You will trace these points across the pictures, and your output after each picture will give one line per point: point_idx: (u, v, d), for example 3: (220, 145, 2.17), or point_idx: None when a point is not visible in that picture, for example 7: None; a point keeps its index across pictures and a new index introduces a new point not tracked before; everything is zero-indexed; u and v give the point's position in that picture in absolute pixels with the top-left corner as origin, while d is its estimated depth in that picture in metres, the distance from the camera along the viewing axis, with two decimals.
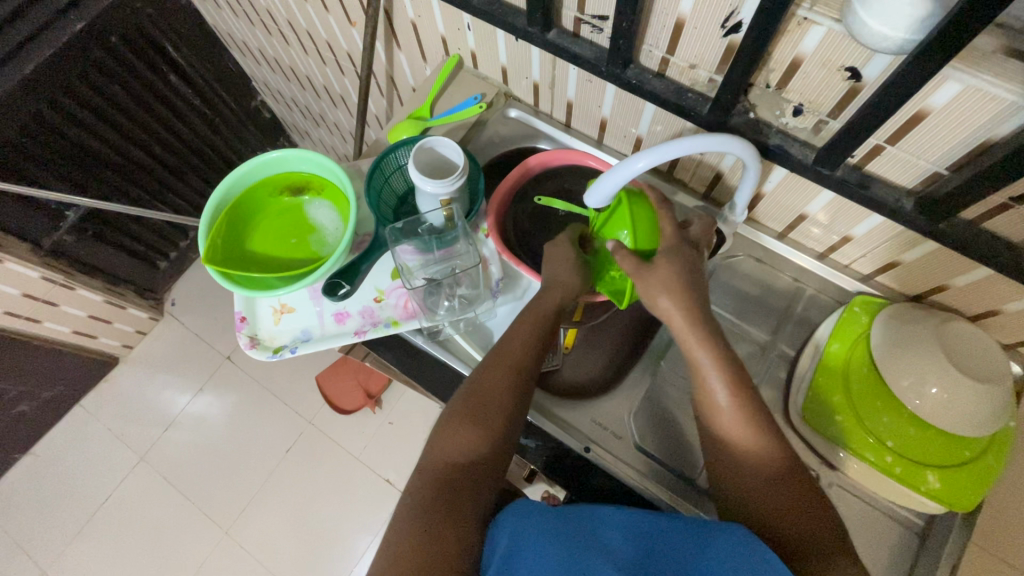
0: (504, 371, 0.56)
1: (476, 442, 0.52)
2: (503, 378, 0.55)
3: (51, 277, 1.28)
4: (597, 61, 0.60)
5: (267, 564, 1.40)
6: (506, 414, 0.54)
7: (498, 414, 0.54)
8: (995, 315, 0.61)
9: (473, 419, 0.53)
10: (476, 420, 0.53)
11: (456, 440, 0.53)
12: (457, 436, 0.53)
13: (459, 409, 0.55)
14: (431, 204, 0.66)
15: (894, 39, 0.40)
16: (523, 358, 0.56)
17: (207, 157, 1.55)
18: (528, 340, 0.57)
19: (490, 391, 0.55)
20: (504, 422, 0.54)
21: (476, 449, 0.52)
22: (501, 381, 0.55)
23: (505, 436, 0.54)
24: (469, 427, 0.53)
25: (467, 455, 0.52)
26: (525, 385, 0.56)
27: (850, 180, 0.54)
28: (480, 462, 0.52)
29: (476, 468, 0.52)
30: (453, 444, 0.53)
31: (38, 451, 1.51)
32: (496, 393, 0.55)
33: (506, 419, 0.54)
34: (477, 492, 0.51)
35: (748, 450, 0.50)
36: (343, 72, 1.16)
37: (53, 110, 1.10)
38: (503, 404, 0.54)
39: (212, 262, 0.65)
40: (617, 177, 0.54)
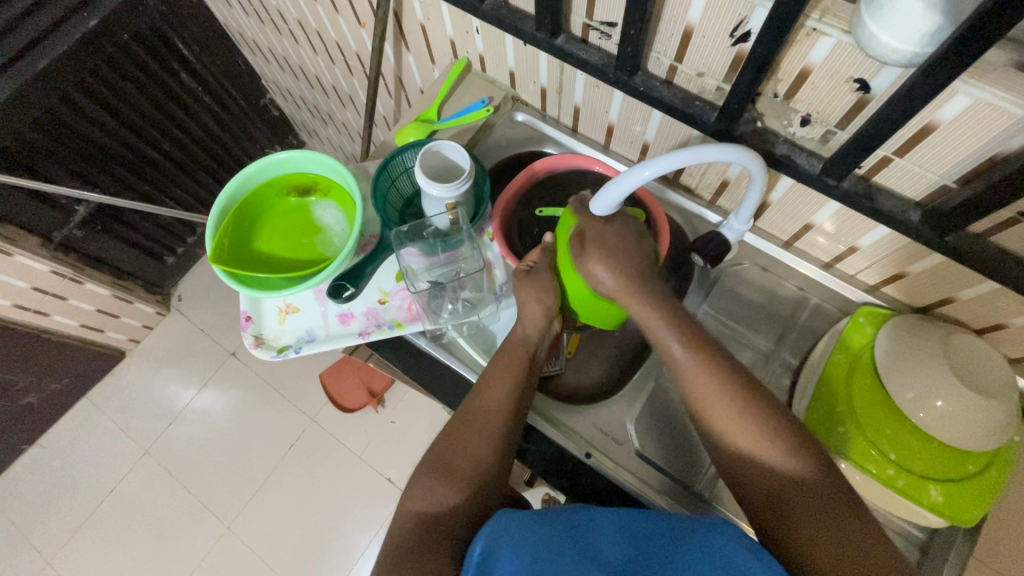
0: (477, 419, 0.58)
1: (446, 490, 0.54)
2: (476, 427, 0.58)
3: (61, 271, 1.29)
4: (604, 67, 0.60)
5: (267, 560, 1.41)
6: (476, 462, 0.56)
7: (470, 460, 0.56)
8: (1001, 329, 0.60)
9: (444, 468, 0.56)
10: (449, 468, 0.56)
11: (428, 488, 0.55)
12: (428, 485, 0.55)
13: (435, 459, 0.57)
14: (436, 208, 0.66)
15: (903, 52, 0.40)
16: (496, 405, 0.58)
17: (215, 154, 1.56)
18: (501, 388, 0.59)
19: (462, 441, 0.57)
20: (474, 470, 0.56)
21: (446, 496, 0.54)
22: (473, 430, 0.58)
23: (477, 483, 0.55)
24: (441, 479, 0.55)
25: (438, 501, 0.54)
26: (499, 432, 0.57)
27: (856, 192, 0.54)
28: (451, 508, 0.53)
29: (446, 512, 0.53)
30: (425, 493, 0.54)
31: (44, 443, 1.53)
32: (468, 443, 0.57)
33: (476, 467, 0.56)
34: (449, 535, 0.51)
35: (753, 452, 0.49)
36: (352, 72, 1.17)
37: (65, 106, 1.11)
38: (474, 452, 0.56)
39: (220, 262, 0.65)
40: (617, 190, 0.53)
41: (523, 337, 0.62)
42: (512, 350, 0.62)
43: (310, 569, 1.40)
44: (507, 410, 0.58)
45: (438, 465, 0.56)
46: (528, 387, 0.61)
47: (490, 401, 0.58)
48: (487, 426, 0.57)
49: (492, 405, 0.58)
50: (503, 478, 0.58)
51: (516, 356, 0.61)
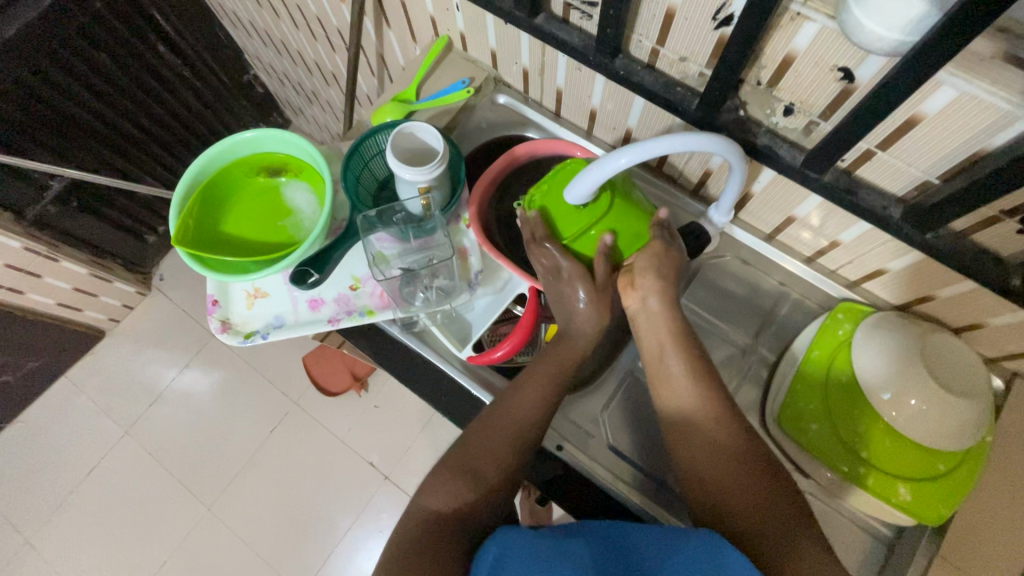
0: (505, 421, 0.55)
1: (465, 488, 0.50)
2: (504, 429, 0.54)
3: (35, 248, 1.26)
4: (584, 50, 0.58)
5: (248, 541, 1.41)
6: (503, 467, 0.52)
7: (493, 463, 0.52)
8: (979, 329, 0.59)
9: (467, 468, 0.52)
10: (469, 470, 0.51)
11: (445, 486, 0.50)
12: (446, 482, 0.51)
13: (454, 458, 0.53)
14: (409, 191, 0.63)
15: (888, 40, 0.38)
16: (529, 412, 0.55)
17: (197, 131, 1.52)
18: (535, 397, 0.56)
19: (487, 442, 0.53)
20: (501, 473, 0.52)
21: (467, 495, 0.50)
22: (500, 433, 0.54)
23: (502, 486, 0.52)
24: (459, 478, 0.51)
25: (457, 501, 0.49)
26: (528, 434, 0.54)
27: (838, 185, 0.52)
28: (471, 508, 0.49)
29: (464, 513, 0.49)
30: (442, 490, 0.50)
31: (22, 421, 1.51)
32: (494, 446, 0.53)
33: (503, 471, 0.52)
34: (466, 535, 0.47)
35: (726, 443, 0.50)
36: (335, 48, 1.13)
37: (35, 77, 1.07)
38: (502, 457, 0.53)
39: (183, 243, 0.63)
40: (600, 173, 0.52)
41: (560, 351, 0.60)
42: (548, 363, 0.59)
43: (292, 551, 1.40)
44: (538, 422, 0.55)
45: (456, 465, 0.52)
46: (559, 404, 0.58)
47: (524, 407, 0.55)
48: (516, 432, 0.54)
49: (524, 415, 0.55)
50: (521, 480, 0.54)
51: (553, 371, 0.58)
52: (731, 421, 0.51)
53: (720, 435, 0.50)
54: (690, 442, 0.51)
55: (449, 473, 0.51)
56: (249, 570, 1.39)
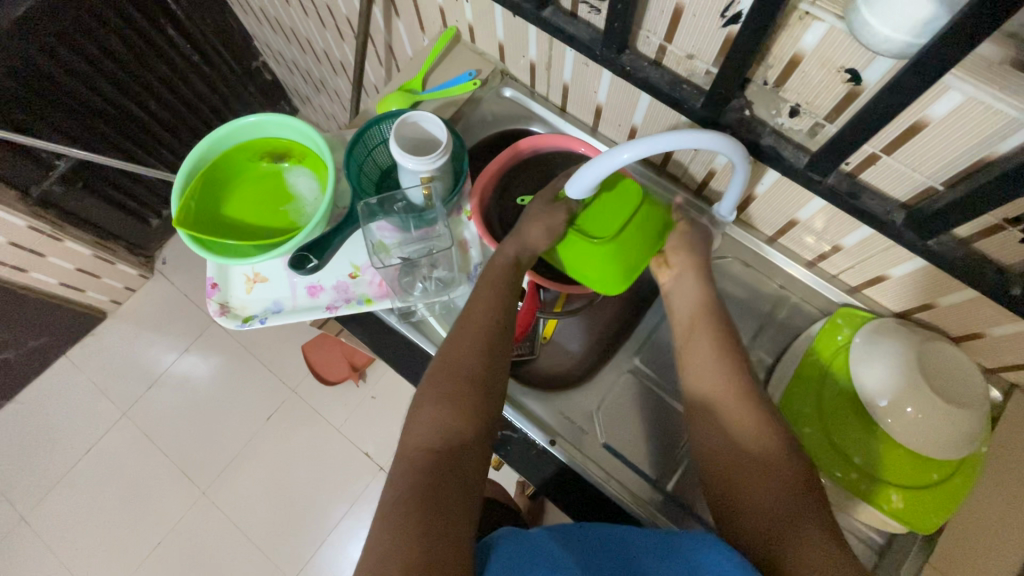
0: (473, 337, 0.55)
1: (453, 423, 0.49)
2: (470, 343, 0.54)
3: (39, 227, 1.26)
4: (591, 43, 0.57)
5: (241, 526, 1.42)
6: (475, 378, 0.52)
7: (474, 392, 0.51)
8: (979, 339, 0.59)
9: (450, 399, 0.50)
10: (451, 400, 0.50)
11: (430, 420, 0.49)
12: (430, 415, 0.50)
13: (432, 388, 0.52)
14: (411, 180, 0.64)
15: (896, 42, 0.37)
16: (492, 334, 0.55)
17: (204, 116, 1.52)
18: (492, 316, 0.57)
19: (459, 362, 0.53)
20: (478, 387, 0.52)
21: (453, 425, 0.49)
22: (468, 349, 0.54)
23: (486, 414, 0.51)
24: (445, 411, 0.50)
25: (444, 432, 0.48)
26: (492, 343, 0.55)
27: (841, 189, 0.51)
28: (462, 438, 0.49)
29: (454, 443, 0.48)
30: (426, 425, 0.49)
31: (22, 399, 1.52)
32: (466, 361, 0.53)
33: (478, 384, 0.52)
34: (461, 471, 0.46)
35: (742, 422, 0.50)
36: (344, 37, 1.13)
37: (44, 56, 1.07)
38: (473, 370, 0.52)
39: (184, 225, 0.63)
40: (605, 167, 0.52)
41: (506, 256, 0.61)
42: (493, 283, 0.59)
43: (285, 538, 1.41)
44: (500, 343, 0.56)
45: (438, 397, 0.51)
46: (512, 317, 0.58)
47: (481, 319, 0.56)
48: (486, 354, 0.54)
49: (489, 335, 0.55)
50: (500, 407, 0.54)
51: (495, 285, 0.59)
52: (747, 403, 0.51)
53: (743, 420, 0.50)
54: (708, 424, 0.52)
55: (434, 406, 0.50)
56: (242, 555, 1.40)
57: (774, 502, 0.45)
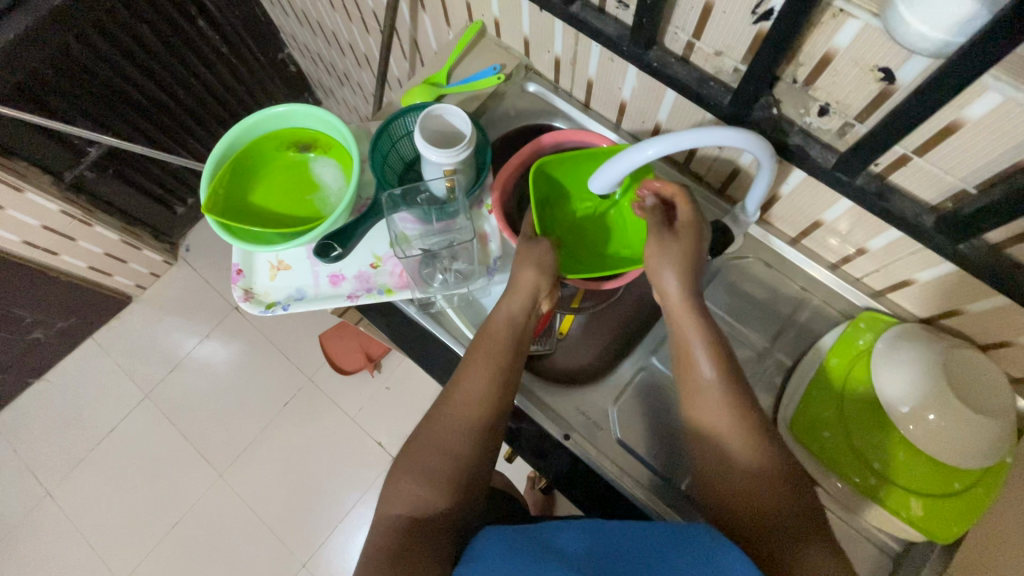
0: (453, 414, 0.54)
1: (426, 492, 0.50)
2: (456, 419, 0.53)
3: (71, 212, 1.30)
4: (618, 39, 0.57)
5: (256, 509, 1.45)
6: (457, 459, 0.52)
7: (445, 457, 0.51)
8: (1007, 347, 0.58)
9: (425, 469, 0.51)
10: (425, 469, 0.51)
11: (406, 491, 0.50)
12: (405, 488, 0.51)
13: (410, 459, 0.52)
14: (434, 173, 0.64)
15: (933, 40, 0.37)
16: (476, 396, 0.54)
17: (230, 106, 1.54)
18: (484, 378, 0.55)
19: (443, 437, 0.53)
20: (459, 468, 0.51)
21: (428, 501, 0.49)
22: (449, 428, 0.53)
23: (464, 481, 0.51)
24: (418, 478, 0.51)
25: (418, 504, 0.49)
26: (481, 420, 0.54)
27: (870, 190, 0.51)
28: (435, 511, 0.49)
29: (428, 517, 0.49)
30: (403, 495, 0.50)
31: (51, 377, 1.57)
32: (445, 430, 0.53)
33: (460, 464, 0.52)
34: (434, 543, 0.47)
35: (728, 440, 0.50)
36: (369, 30, 1.14)
37: (80, 45, 1.09)
38: (452, 451, 0.52)
39: (213, 212, 0.64)
40: (621, 165, 0.53)
41: (506, 314, 0.60)
42: (491, 338, 0.58)
43: (298, 525, 1.44)
44: (489, 407, 0.54)
45: (415, 465, 0.52)
46: (510, 376, 0.56)
47: (472, 395, 0.54)
48: (468, 417, 0.53)
49: (472, 399, 0.54)
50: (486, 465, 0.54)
51: (495, 345, 0.57)
52: (738, 415, 0.50)
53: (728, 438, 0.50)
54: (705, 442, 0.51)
55: (409, 474, 0.51)
56: (257, 539, 1.43)
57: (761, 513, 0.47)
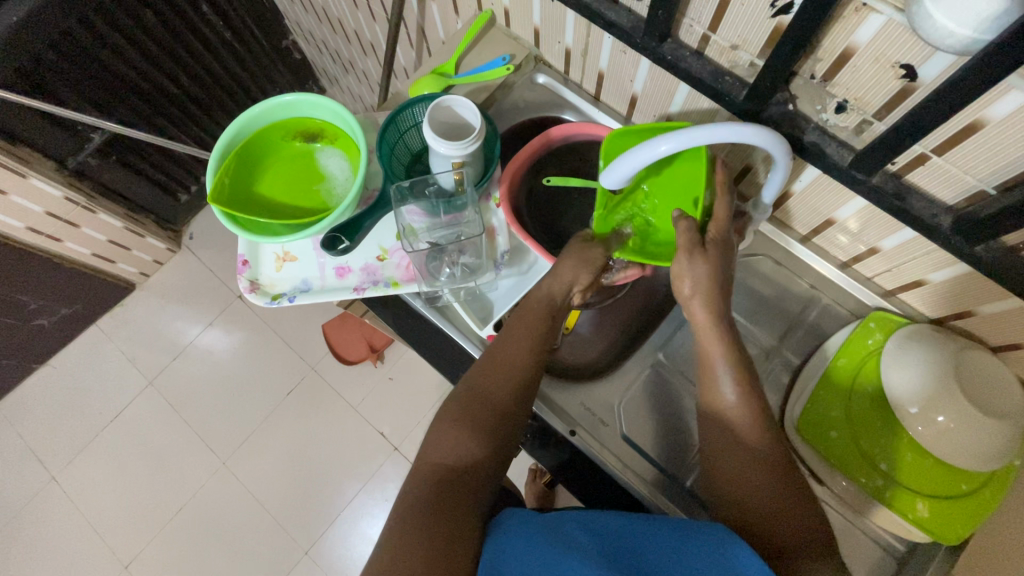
0: (494, 373, 0.54)
1: (468, 443, 0.50)
2: (498, 379, 0.54)
3: (74, 199, 1.29)
4: (631, 31, 0.56)
5: (258, 496, 1.46)
6: (499, 416, 0.52)
7: (489, 415, 0.52)
8: (1018, 350, 0.57)
9: (469, 422, 0.51)
10: (468, 424, 0.51)
11: (445, 440, 0.51)
12: (445, 438, 0.51)
13: (450, 411, 0.53)
14: (442, 165, 0.63)
15: (960, 37, 0.36)
16: (519, 361, 0.55)
17: (233, 93, 1.53)
18: (525, 345, 0.56)
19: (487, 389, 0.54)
20: (499, 424, 0.52)
21: (467, 449, 0.50)
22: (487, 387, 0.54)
23: (503, 436, 0.52)
24: (459, 428, 0.51)
25: (460, 455, 0.50)
26: (522, 382, 0.55)
27: (886, 189, 0.50)
28: (473, 463, 0.50)
29: (467, 467, 0.49)
30: (443, 446, 0.50)
31: (55, 363, 1.58)
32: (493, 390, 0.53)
33: (501, 419, 0.52)
34: (471, 495, 0.48)
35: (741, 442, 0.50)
36: (375, 18, 1.13)
37: (84, 30, 1.08)
38: (496, 406, 0.53)
39: (219, 202, 0.64)
40: (637, 159, 0.52)
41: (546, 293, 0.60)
42: (532, 305, 0.59)
43: (300, 513, 1.45)
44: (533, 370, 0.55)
45: (456, 416, 0.52)
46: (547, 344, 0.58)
47: (514, 361, 0.55)
48: (507, 375, 0.54)
49: (515, 363, 0.55)
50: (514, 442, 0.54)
51: (537, 311, 0.59)
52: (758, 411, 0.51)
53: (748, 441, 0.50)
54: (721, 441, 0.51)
55: (449, 426, 0.51)
56: (260, 526, 1.44)
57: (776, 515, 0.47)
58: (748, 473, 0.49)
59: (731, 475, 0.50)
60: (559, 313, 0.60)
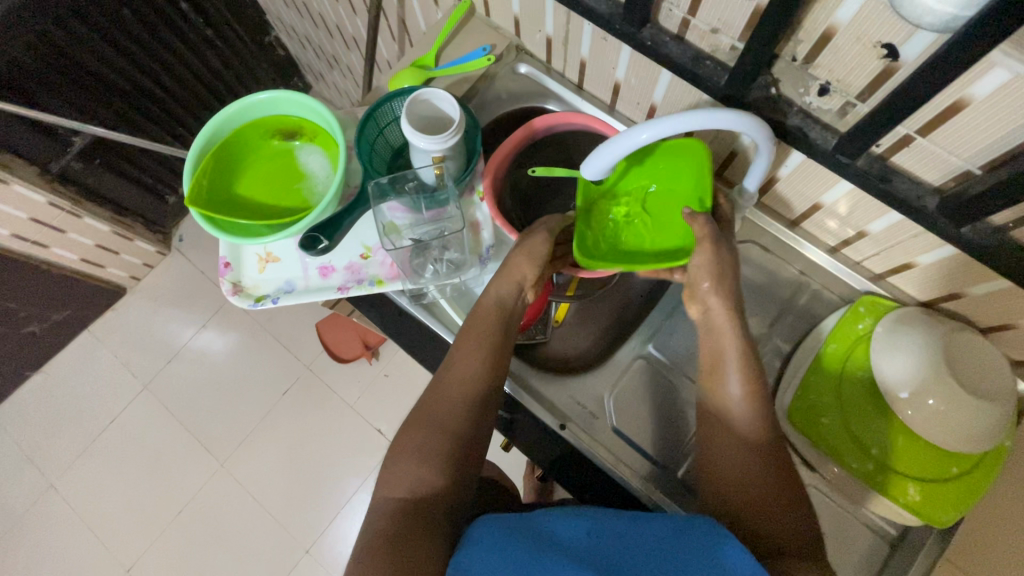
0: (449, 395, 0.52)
1: (425, 473, 0.48)
2: (453, 399, 0.52)
3: (59, 204, 1.27)
4: (610, 17, 0.55)
5: (258, 496, 1.46)
6: (457, 439, 0.50)
7: (443, 439, 0.50)
8: (1008, 330, 0.57)
9: (423, 451, 0.49)
10: (424, 453, 0.49)
11: (403, 472, 0.49)
12: (402, 469, 0.49)
13: (407, 439, 0.51)
14: (423, 160, 0.62)
15: (941, 13, 0.35)
16: (472, 378, 0.53)
17: (217, 92, 1.51)
18: (477, 361, 0.54)
19: (441, 413, 0.51)
20: (454, 448, 0.50)
21: (426, 478, 0.48)
22: (440, 411, 0.52)
23: (461, 460, 0.50)
24: (415, 458, 0.49)
25: (416, 485, 0.48)
26: (477, 400, 0.52)
27: (872, 172, 0.49)
28: (430, 492, 0.48)
29: (425, 498, 0.47)
30: (399, 478, 0.49)
31: (48, 370, 1.57)
32: (444, 412, 0.51)
33: (456, 442, 0.50)
34: (431, 524, 0.46)
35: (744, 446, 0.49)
36: (355, 11, 1.11)
37: (60, 31, 1.06)
38: (452, 429, 0.51)
39: (197, 204, 0.63)
40: (624, 147, 0.51)
41: (495, 297, 0.58)
42: (481, 316, 0.57)
43: (300, 512, 1.45)
44: (487, 386, 0.53)
45: (410, 445, 0.50)
46: (501, 357, 0.56)
47: (468, 381, 0.53)
48: (461, 396, 0.52)
49: (469, 381, 0.53)
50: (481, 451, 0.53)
51: (489, 323, 0.56)
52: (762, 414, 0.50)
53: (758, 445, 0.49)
54: (724, 444, 0.50)
55: (405, 457, 0.49)
56: (260, 527, 1.44)
57: (777, 521, 0.46)
58: (749, 479, 0.48)
59: (733, 479, 0.48)
60: (511, 322, 0.58)
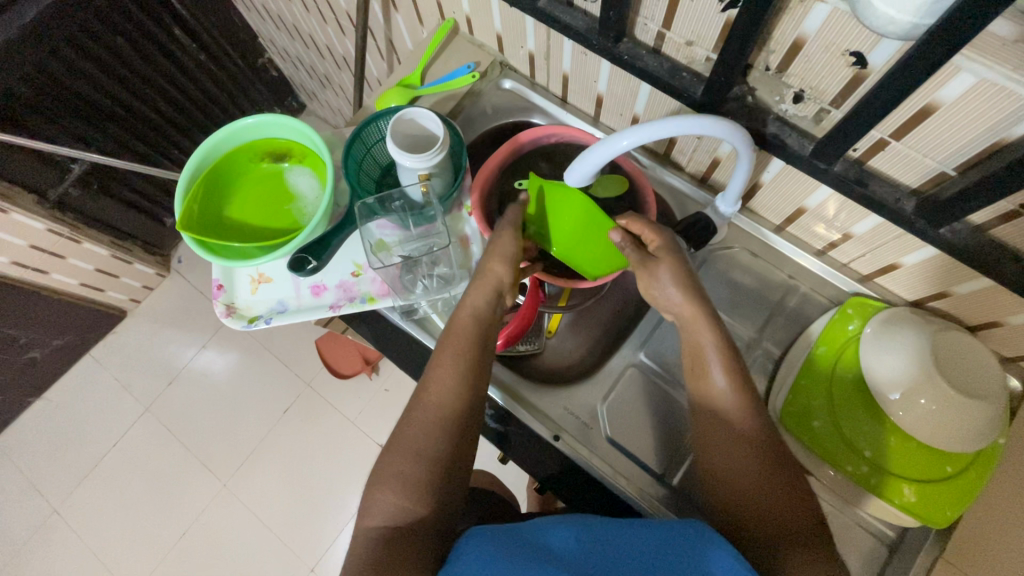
0: (425, 417, 0.52)
1: (405, 502, 0.48)
2: (429, 422, 0.51)
3: (57, 230, 1.28)
4: (587, 33, 0.56)
5: (261, 515, 1.46)
6: (434, 463, 0.49)
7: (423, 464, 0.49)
8: (996, 327, 0.57)
9: (403, 479, 0.48)
10: (404, 483, 0.48)
11: (383, 502, 0.48)
12: (383, 498, 0.48)
13: (386, 468, 0.50)
14: (409, 178, 0.64)
15: (900, 23, 0.35)
16: (446, 399, 0.52)
17: (212, 114, 1.53)
18: (450, 380, 0.53)
19: (416, 437, 0.50)
20: (435, 473, 0.49)
21: (408, 508, 0.47)
22: (421, 431, 0.51)
23: (444, 486, 0.49)
24: (395, 487, 0.48)
25: (397, 513, 0.47)
26: (455, 423, 0.51)
27: (848, 176, 0.50)
28: (413, 520, 0.47)
29: (408, 526, 0.47)
30: (381, 508, 0.48)
31: (50, 396, 1.57)
32: (420, 437, 0.50)
33: (436, 465, 0.49)
34: (417, 552, 0.46)
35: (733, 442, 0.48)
36: (344, 32, 1.13)
37: (55, 60, 1.07)
38: (430, 453, 0.50)
39: (188, 228, 0.63)
40: (602, 155, 0.52)
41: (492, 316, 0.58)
42: (458, 331, 0.56)
43: (302, 530, 1.44)
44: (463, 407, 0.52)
45: (391, 475, 0.49)
46: (480, 376, 0.55)
47: (444, 396, 0.52)
48: (441, 418, 0.51)
49: (445, 403, 0.52)
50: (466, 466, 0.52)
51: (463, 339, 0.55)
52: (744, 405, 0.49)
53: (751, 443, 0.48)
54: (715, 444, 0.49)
55: (385, 487, 0.48)
56: (264, 546, 1.43)
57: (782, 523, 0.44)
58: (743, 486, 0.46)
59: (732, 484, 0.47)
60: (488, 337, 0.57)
